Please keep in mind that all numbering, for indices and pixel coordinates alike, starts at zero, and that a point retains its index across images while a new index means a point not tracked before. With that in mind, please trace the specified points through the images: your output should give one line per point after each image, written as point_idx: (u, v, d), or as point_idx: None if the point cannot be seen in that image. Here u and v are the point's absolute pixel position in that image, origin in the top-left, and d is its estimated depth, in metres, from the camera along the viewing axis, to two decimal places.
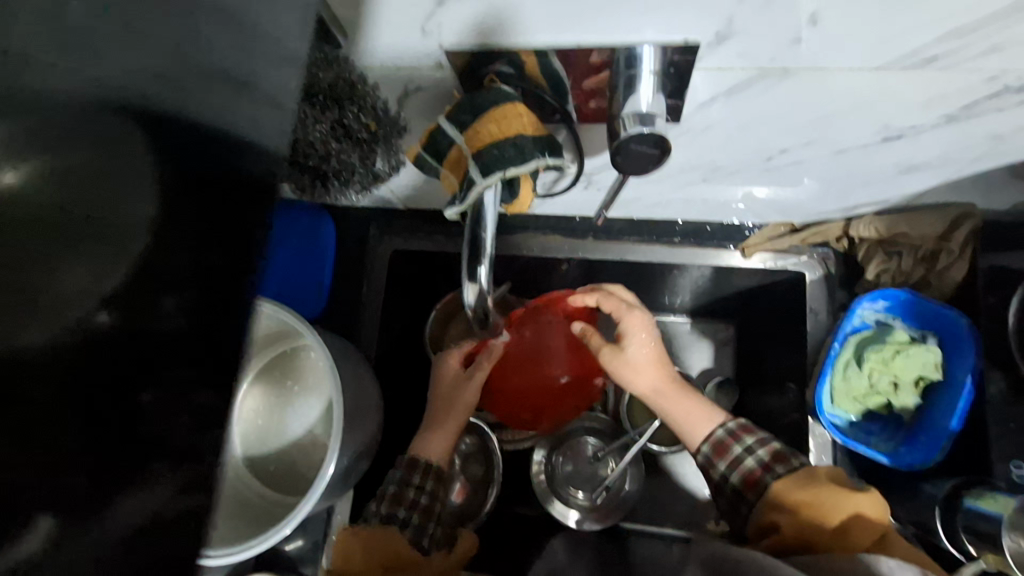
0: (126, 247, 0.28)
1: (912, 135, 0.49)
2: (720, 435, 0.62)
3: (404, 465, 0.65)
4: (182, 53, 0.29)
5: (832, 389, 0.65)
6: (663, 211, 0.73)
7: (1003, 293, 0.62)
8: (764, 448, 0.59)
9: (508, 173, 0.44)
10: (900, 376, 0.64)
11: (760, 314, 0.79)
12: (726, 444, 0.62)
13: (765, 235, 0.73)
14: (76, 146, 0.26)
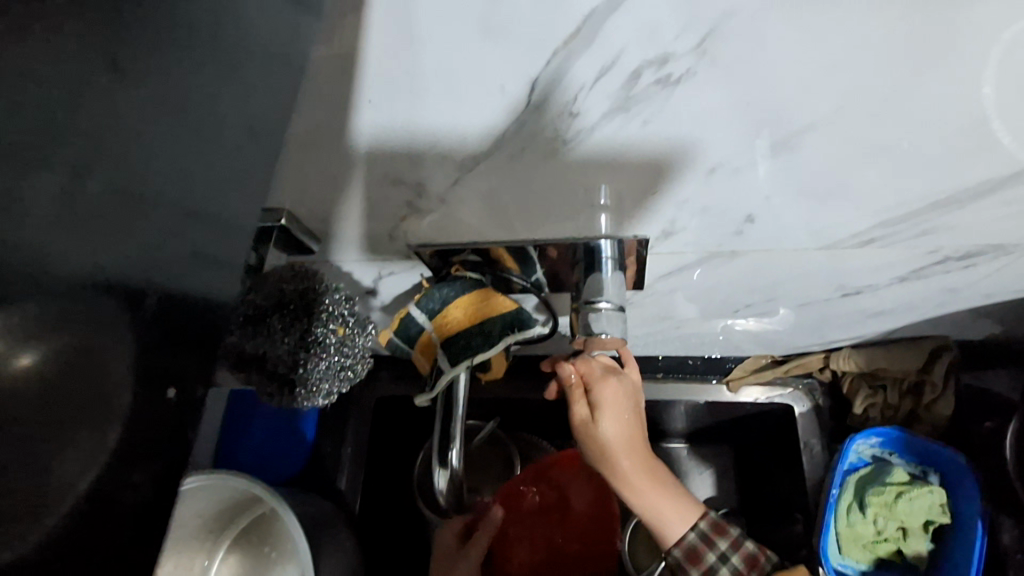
0: (103, 440, 0.20)
1: (869, 291, 0.51)
2: (694, 542, 0.53)
3: None
4: (193, 176, 0.22)
5: (839, 537, 0.61)
6: (643, 349, 0.73)
7: (995, 425, 0.60)
8: (738, 552, 0.55)
9: (476, 359, 0.46)
10: (907, 522, 0.60)
11: (756, 445, 0.77)
12: (700, 550, 0.54)
13: (747, 367, 0.73)
14: (68, 316, 0.19)
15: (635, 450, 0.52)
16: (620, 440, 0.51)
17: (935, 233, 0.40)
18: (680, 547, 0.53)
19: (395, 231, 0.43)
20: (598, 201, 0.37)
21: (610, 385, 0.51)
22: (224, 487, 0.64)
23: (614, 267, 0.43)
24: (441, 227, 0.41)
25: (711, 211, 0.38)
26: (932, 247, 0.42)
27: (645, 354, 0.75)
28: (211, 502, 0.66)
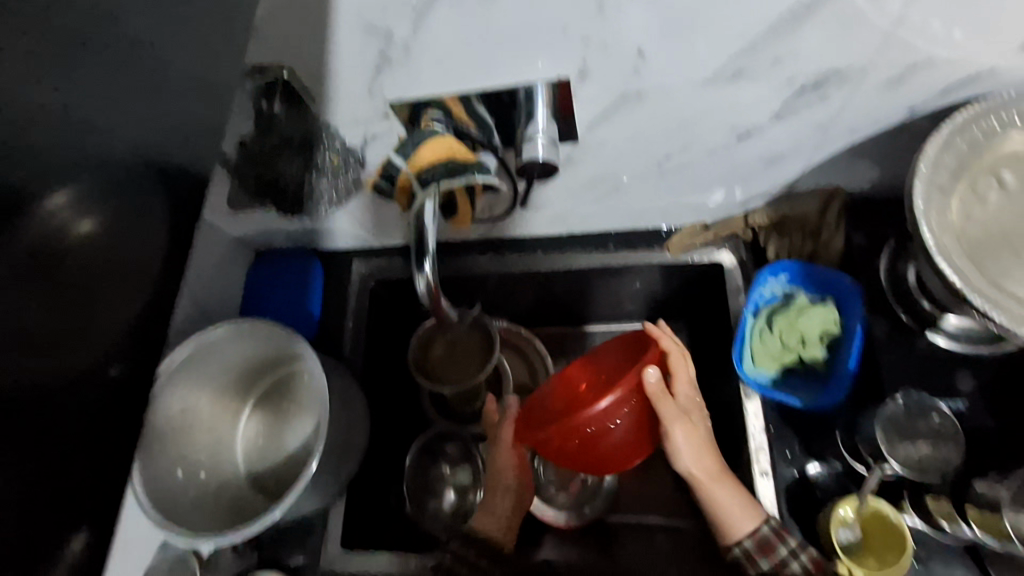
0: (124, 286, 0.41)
1: (759, 132, 0.63)
2: (766, 533, 0.65)
3: (463, 538, 0.78)
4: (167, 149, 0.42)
5: (751, 351, 0.76)
6: (595, 223, 0.87)
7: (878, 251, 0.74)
8: (806, 554, 0.64)
9: (443, 185, 0.59)
10: (805, 334, 0.74)
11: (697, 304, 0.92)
12: (771, 542, 0.65)
13: (684, 234, 0.86)
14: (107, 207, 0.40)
15: (706, 444, 0.70)
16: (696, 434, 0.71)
17: (784, 61, 0.53)
18: (752, 538, 0.65)
19: (375, 90, 0.55)
20: (527, 46, 0.50)
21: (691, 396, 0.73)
22: (253, 336, 0.78)
23: (544, 115, 0.57)
24: (411, 82, 0.54)
25: (609, 47, 0.50)
26: (788, 75, 0.55)
27: (600, 231, 0.89)
28: (246, 351, 0.80)
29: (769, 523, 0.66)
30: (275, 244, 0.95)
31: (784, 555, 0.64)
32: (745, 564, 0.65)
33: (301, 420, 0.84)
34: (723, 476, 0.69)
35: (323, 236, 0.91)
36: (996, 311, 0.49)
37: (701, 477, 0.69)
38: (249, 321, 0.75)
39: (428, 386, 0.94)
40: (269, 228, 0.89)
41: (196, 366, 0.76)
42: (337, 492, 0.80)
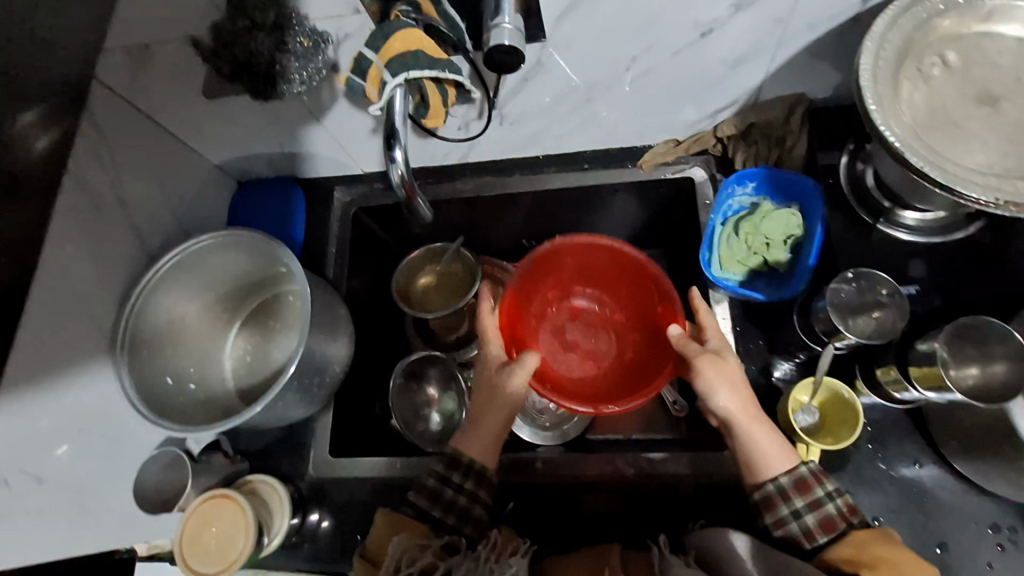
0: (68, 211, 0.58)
1: (719, 27, 0.66)
2: (805, 473, 0.63)
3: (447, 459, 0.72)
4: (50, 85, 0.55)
5: (718, 257, 0.80)
6: (570, 142, 0.89)
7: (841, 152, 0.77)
8: (842, 498, 0.62)
9: (411, 75, 0.59)
10: (770, 236, 0.77)
11: (671, 224, 0.95)
12: (809, 483, 0.62)
13: (657, 151, 0.88)
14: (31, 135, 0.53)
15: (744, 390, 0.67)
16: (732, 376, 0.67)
17: None
18: (790, 476, 0.63)
19: None
20: None
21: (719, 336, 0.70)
22: (239, 247, 0.79)
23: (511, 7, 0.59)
24: None
25: None
26: None
27: (575, 151, 0.91)
28: (235, 265, 0.83)
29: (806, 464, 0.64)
30: (257, 172, 0.97)
31: (822, 496, 0.62)
32: (778, 498, 0.63)
33: (287, 337, 0.87)
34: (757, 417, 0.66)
35: (304, 162, 0.93)
36: (932, 170, 0.52)
37: (736, 414, 0.65)
38: (236, 232, 0.76)
39: (412, 310, 0.96)
40: (250, 153, 0.91)
41: (186, 268, 0.78)
42: (324, 401, 0.83)
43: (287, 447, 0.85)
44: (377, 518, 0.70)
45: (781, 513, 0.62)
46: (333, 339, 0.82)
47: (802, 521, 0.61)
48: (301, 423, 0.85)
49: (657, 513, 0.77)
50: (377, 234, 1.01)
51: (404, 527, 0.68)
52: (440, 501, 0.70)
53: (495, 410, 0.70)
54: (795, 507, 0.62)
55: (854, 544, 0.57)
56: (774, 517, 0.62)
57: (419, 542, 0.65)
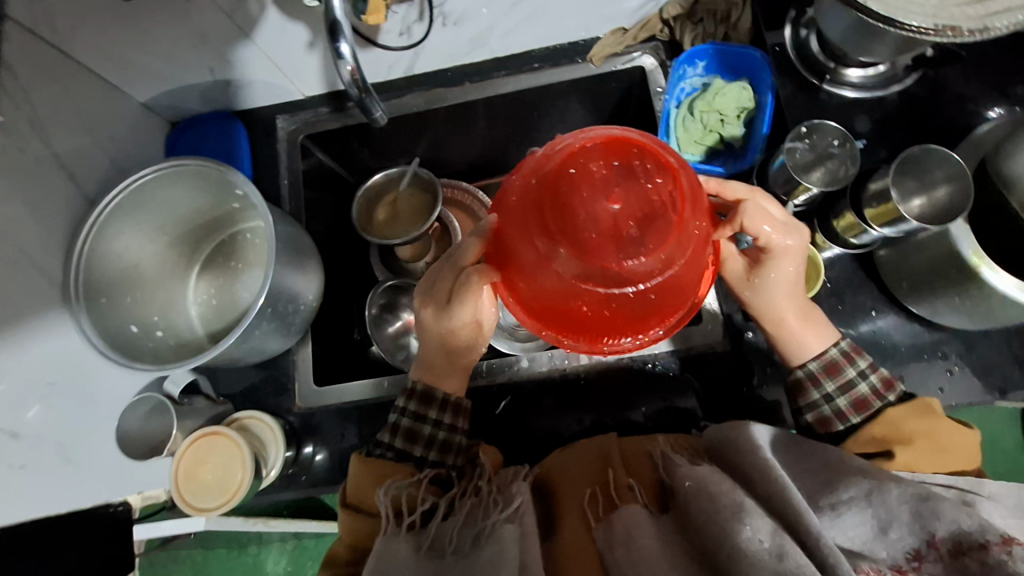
0: None
1: None
2: (835, 356, 0.67)
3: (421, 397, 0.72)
4: None
5: (676, 140, 0.80)
6: (518, 41, 0.86)
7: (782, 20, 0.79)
8: (875, 374, 0.66)
9: None
10: (723, 112, 0.77)
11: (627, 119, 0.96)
12: (840, 364, 0.67)
13: (606, 43, 0.86)
14: None
15: (790, 292, 0.68)
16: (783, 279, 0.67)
17: None
18: (820, 360, 0.67)
19: None
20: None
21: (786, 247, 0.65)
22: (191, 177, 0.76)
23: None
24: None
25: None
26: None
27: (523, 51, 0.88)
28: (186, 198, 0.79)
29: (838, 346, 0.68)
30: (190, 109, 0.91)
31: (852, 377, 0.66)
32: (809, 384, 0.67)
33: (251, 273, 0.84)
34: (801, 312, 0.69)
35: (241, 91, 0.88)
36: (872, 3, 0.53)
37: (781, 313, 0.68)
38: (177, 162, 0.71)
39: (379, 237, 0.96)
40: (180, 85, 0.85)
41: (138, 202, 0.74)
42: (302, 331, 0.82)
43: (271, 384, 0.84)
44: (353, 465, 0.68)
45: (813, 397, 0.67)
46: (304, 267, 0.80)
47: (834, 404, 0.65)
48: (280, 357, 0.84)
49: (642, 397, 0.81)
50: (330, 165, 0.98)
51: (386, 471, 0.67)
52: (418, 441, 0.70)
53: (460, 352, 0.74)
54: (826, 392, 0.66)
55: (890, 420, 0.61)
56: (807, 401, 0.67)
57: (409, 482, 0.64)
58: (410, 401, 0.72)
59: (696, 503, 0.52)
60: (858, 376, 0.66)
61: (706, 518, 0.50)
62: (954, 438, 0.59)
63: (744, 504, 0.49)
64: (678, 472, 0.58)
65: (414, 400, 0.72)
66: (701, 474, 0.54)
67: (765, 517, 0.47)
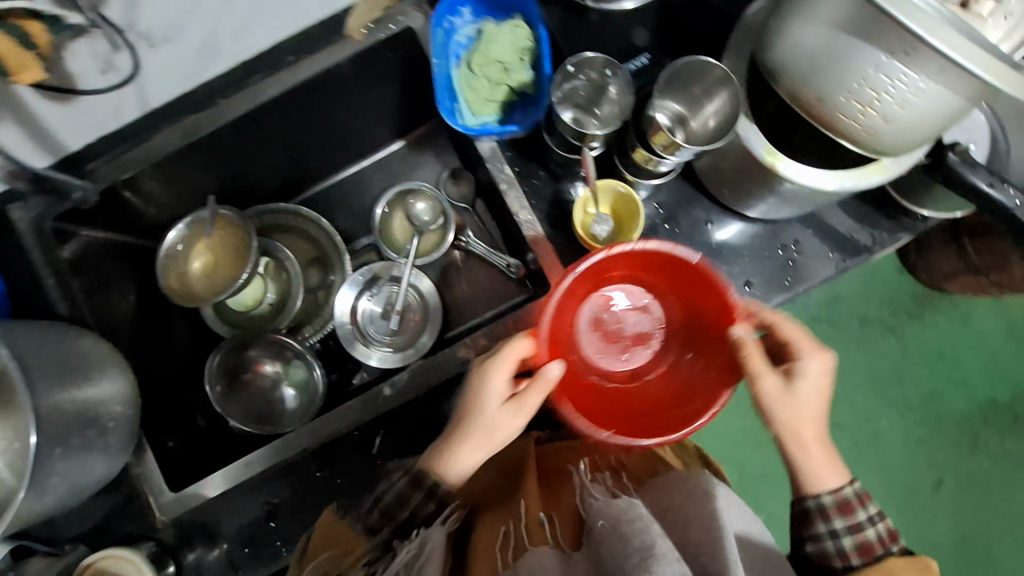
0: None
1: None
2: (849, 495, 0.66)
3: (411, 478, 0.65)
4: None
5: (466, 103, 0.71)
6: (257, 38, 0.73)
7: None
8: (883, 523, 0.66)
9: None
10: (502, 60, 0.70)
11: (422, 83, 0.87)
12: (851, 505, 0.66)
13: (362, 15, 0.76)
14: None
15: (813, 417, 0.65)
16: (805, 399, 0.65)
17: None
18: (834, 496, 0.66)
19: None
20: None
21: (811, 362, 0.66)
22: None
23: None
24: None
25: None
26: None
27: (268, 46, 0.75)
28: None
29: (852, 484, 0.67)
30: None
31: (863, 520, 0.65)
32: (817, 516, 0.66)
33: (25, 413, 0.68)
34: (818, 438, 0.66)
35: None
36: None
37: (804, 442, 0.65)
38: None
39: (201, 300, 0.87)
40: None
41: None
42: (131, 442, 0.72)
43: (123, 509, 0.74)
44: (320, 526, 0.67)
45: (818, 531, 0.66)
46: (101, 374, 0.68)
47: (839, 543, 0.65)
48: (122, 476, 0.74)
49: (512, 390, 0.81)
50: (104, 238, 0.83)
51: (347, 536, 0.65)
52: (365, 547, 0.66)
53: (473, 437, 0.64)
54: (833, 528, 0.65)
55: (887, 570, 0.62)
56: (811, 533, 0.67)
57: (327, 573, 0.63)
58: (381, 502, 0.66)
59: (608, 545, 0.57)
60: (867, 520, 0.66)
61: (614, 560, 0.55)
62: None
63: (653, 548, 0.53)
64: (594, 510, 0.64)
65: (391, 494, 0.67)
66: (615, 512, 0.60)
67: (673, 561, 0.52)
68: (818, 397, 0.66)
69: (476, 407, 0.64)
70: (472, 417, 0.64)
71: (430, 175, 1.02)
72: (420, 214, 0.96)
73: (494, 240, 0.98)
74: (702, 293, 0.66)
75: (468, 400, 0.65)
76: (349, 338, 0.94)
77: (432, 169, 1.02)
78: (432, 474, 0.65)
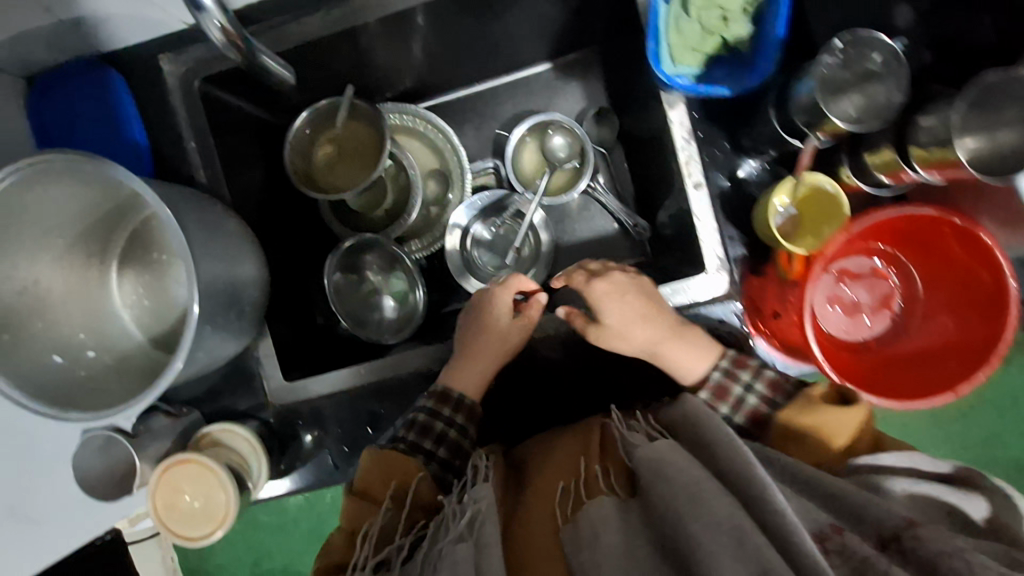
0: None
1: None
2: (717, 380, 0.66)
3: (437, 396, 0.72)
4: None
5: (669, 49, 0.63)
6: None
7: None
8: (763, 381, 0.65)
9: None
10: (726, 7, 0.62)
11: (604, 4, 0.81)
12: (724, 385, 0.66)
13: None
14: None
15: (665, 330, 0.67)
16: (622, 316, 0.67)
17: None
18: (709, 390, 0.66)
19: None
20: None
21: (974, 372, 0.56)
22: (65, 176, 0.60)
23: None
24: None
25: None
26: None
27: None
28: (77, 202, 0.65)
29: (720, 366, 0.67)
30: (42, 57, 0.71)
31: (739, 392, 0.65)
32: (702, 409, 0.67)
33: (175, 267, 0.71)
34: (670, 335, 0.67)
35: (100, 31, 0.69)
36: None
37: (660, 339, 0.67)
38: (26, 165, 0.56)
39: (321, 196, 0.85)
40: (12, 36, 0.65)
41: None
42: (256, 324, 0.73)
43: (236, 383, 0.76)
44: (365, 455, 0.67)
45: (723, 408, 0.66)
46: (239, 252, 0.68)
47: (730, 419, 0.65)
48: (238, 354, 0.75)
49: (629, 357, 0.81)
50: (243, 108, 0.79)
51: (393, 464, 0.65)
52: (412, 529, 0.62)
53: (485, 358, 0.75)
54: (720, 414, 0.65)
55: (783, 426, 0.61)
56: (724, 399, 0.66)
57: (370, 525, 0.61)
58: (410, 433, 0.70)
59: (653, 488, 0.52)
60: (745, 388, 0.66)
61: (669, 510, 0.49)
62: (839, 418, 0.58)
63: (700, 488, 0.49)
64: (636, 455, 0.57)
65: (433, 399, 0.72)
66: (659, 457, 0.54)
67: (730, 505, 0.47)
68: (654, 325, 0.67)
69: (471, 331, 0.76)
70: (475, 338, 0.75)
71: (575, 107, 0.95)
72: (557, 154, 0.92)
73: (619, 189, 0.95)
74: (971, 273, 0.59)
75: (464, 326, 0.77)
76: (456, 268, 0.91)
77: (578, 102, 0.95)
78: (456, 390, 0.73)
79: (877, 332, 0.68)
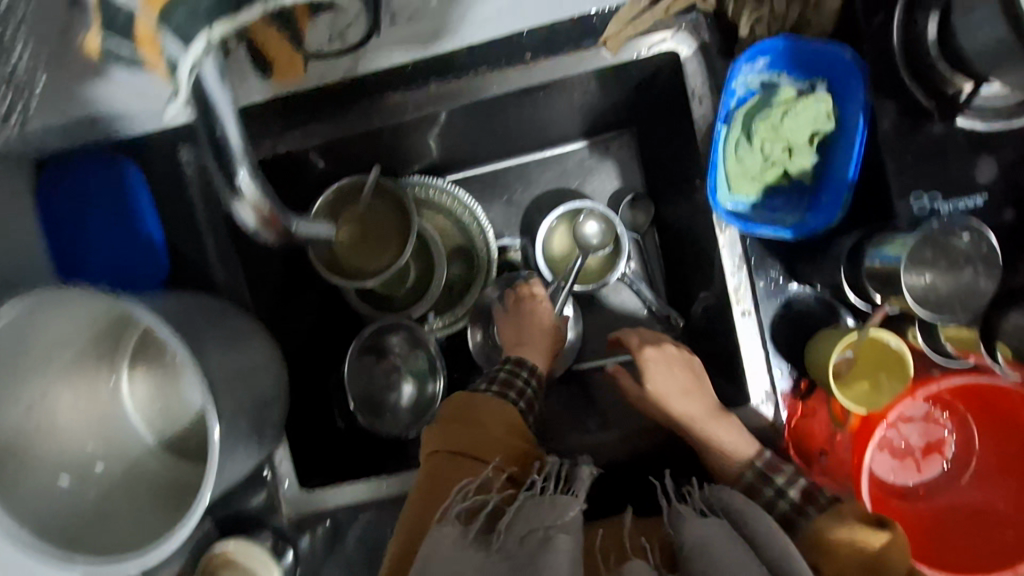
0: None
1: None
2: (751, 480, 0.64)
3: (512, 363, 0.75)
4: None
5: (726, 179, 0.60)
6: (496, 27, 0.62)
7: (885, 12, 0.54)
8: (796, 488, 0.62)
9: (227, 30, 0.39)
10: (792, 140, 0.58)
11: (651, 98, 0.76)
12: (758, 487, 0.64)
13: (625, 18, 0.60)
14: None
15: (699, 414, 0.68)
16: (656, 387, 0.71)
17: None
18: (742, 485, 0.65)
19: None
20: None
21: None
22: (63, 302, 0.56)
23: None
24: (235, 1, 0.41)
25: None
26: None
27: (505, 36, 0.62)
28: (81, 318, 0.61)
29: (755, 465, 0.64)
30: (54, 146, 0.66)
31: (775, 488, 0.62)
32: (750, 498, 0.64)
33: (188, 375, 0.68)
34: (709, 417, 0.67)
35: (117, 126, 0.64)
36: None
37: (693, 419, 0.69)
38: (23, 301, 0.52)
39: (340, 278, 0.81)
40: (23, 134, 0.61)
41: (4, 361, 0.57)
42: (273, 435, 0.69)
43: (249, 487, 0.73)
44: (451, 408, 0.67)
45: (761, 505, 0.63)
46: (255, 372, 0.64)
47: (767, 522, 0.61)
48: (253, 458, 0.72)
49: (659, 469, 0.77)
50: None
51: (480, 416, 0.66)
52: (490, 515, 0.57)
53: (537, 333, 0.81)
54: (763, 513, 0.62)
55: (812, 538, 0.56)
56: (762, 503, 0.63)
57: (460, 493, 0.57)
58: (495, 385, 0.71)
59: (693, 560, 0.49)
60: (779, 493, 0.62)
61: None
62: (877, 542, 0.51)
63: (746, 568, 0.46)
64: (683, 529, 0.53)
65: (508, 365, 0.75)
66: (704, 534, 0.51)
67: None
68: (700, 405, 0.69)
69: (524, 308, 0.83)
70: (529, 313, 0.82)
71: (610, 188, 0.91)
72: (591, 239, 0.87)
73: (651, 274, 0.90)
74: None
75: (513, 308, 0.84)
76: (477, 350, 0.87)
77: (613, 182, 0.91)
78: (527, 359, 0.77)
79: (925, 476, 0.67)
